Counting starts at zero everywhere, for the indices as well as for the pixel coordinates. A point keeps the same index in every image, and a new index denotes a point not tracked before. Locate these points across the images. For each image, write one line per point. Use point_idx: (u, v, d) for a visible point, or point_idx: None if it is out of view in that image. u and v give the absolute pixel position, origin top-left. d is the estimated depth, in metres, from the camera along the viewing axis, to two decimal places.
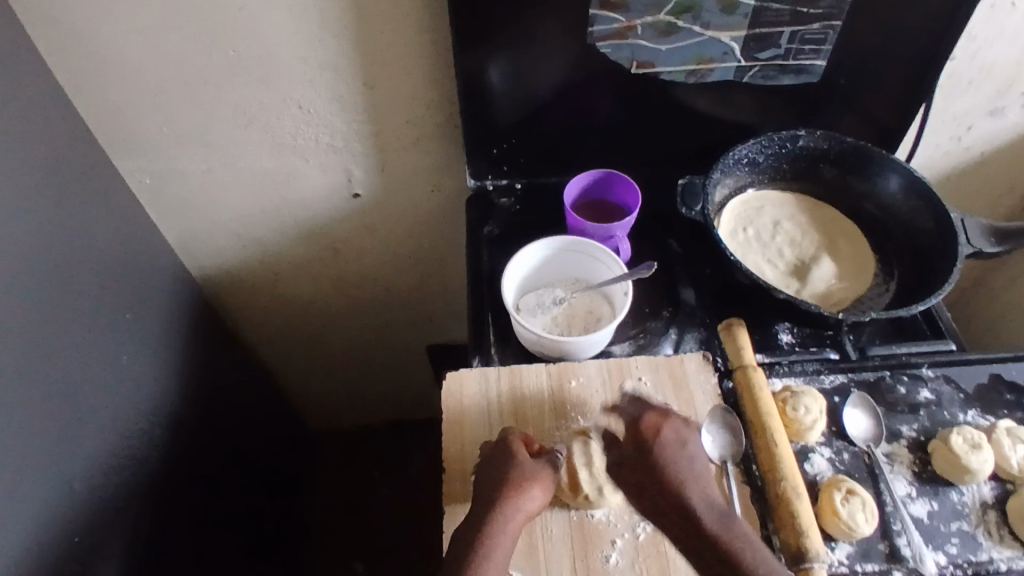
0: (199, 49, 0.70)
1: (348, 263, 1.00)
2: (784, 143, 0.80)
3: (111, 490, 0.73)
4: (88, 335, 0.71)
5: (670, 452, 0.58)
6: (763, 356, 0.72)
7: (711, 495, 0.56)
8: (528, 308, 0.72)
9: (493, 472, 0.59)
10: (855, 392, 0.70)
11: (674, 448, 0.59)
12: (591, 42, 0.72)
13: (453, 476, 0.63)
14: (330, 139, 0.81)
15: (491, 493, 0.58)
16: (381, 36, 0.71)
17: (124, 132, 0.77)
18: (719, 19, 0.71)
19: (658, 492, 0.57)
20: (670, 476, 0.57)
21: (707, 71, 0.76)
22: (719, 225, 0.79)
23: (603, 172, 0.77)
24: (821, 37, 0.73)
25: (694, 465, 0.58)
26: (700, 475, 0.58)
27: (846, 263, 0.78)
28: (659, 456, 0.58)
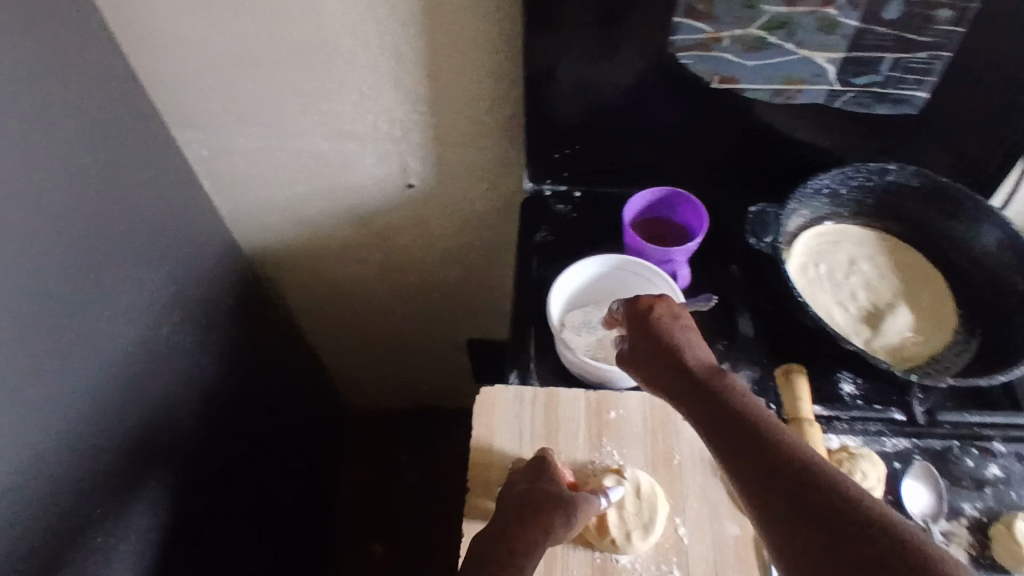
0: (263, 27, 0.68)
1: (396, 251, 0.98)
2: (871, 176, 0.73)
3: (139, 462, 0.73)
4: (130, 308, 0.71)
5: (665, 325, 0.58)
6: (822, 408, 0.66)
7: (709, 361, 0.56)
8: (573, 325, 0.68)
9: (521, 495, 0.57)
10: (918, 461, 0.64)
11: (670, 322, 0.58)
12: (671, 52, 0.67)
13: (476, 492, 0.61)
14: (388, 128, 0.79)
15: (517, 510, 0.56)
16: (450, 28, 0.68)
17: (184, 103, 0.77)
18: (815, 38, 0.65)
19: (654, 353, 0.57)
20: (666, 348, 0.56)
21: (795, 92, 0.70)
22: (790, 258, 0.73)
23: (670, 190, 0.73)
24: (927, 67, 0.66)
25: (692, 338, 0.58)
26: (696, 343, 0.57)
27: (925, 314, 0.72)
28: (657, 329, 0.58)
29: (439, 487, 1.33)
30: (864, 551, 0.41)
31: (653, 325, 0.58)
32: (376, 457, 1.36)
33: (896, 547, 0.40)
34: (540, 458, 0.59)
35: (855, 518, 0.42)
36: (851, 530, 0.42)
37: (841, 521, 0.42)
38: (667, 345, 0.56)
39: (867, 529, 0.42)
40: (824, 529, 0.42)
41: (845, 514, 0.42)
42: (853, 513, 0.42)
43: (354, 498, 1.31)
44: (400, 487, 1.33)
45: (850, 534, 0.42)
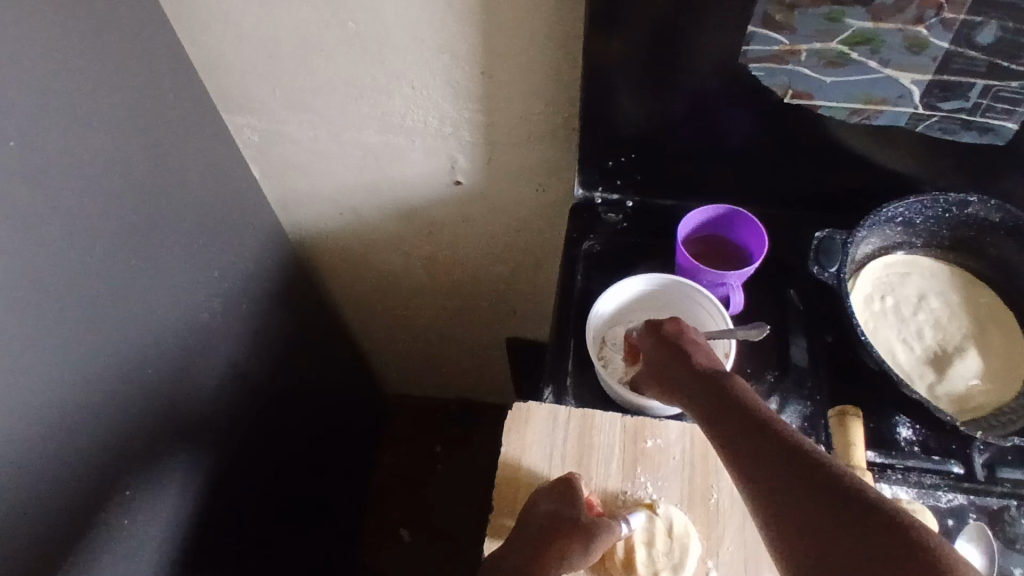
0: (318, 17, 0.66)
1: (441, 246, 0.97)
2: (950, 207, 0.68)
3: (175, 446, 0.74)
4: (173, 294, 0.71)
5: (677, 337, 0.59)
6: (876, 455, 0.62)
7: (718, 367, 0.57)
8: (614, 342, 0.67)
9: (540, 523, 0.56)
10: (972, 520, 0.59)
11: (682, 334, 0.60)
12: (742, 63, 0.63)
13: (501, 510, 0.60)
14: (439, 125, 0.77)
15: (535, 537, 0.56)
16: (508, 26, 0.65)
17: (236, 88, 0.76)
18: (902, 57, 0.60)
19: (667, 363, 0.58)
20: (679, 355, 0.58)
21: (875, 112, 0.65)
22: (853, 288, 0.69)
23: (729, 208, 0.69)
24: (1019, 96, 0.60)
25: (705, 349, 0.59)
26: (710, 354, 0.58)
27: (997, 362, 0.67)
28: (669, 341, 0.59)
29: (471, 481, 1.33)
30: (855, 529, 0.41)
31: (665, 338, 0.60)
32: (408, 445, 1.36)
33: (888, 524, 0.40)
34: (567, 484, 0.57)
35: (848, 500, 0.42)
36: (842, 509, 0.42)
37: (832, 500, 0.42)
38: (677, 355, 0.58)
39: (860, 508, 0.41)
40: (817, 509, 0.43)
41: (837, 493, 0.43)
42: (847, 493, 0.42)
43: (385, 484, 1.32)
44: (430, 477, 1.33)
45: (842, 514, 0.42)
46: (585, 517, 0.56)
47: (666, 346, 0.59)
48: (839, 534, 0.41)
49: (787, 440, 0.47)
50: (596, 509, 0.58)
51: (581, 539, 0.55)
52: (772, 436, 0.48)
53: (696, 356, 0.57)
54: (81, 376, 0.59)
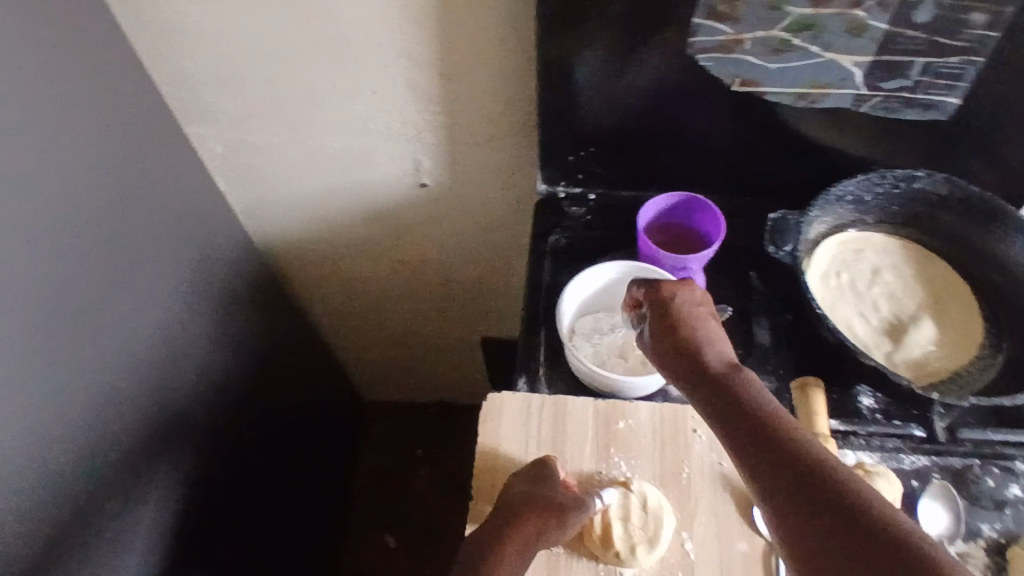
0: (276, 25, 0.67)
1: (411, 248, 0.98)
2: (897, 183, 0.71)
3: (153, 457, 0.74)
4: (145, 305, 0.71)
5: (679, 310, 0.56)
6: (839, 423, 0.64)
7: (721, 345, 0.53)
8: (583, 332, 0.68)
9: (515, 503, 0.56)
10: (935, 480, 0.62)
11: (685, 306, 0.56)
12: (692, 53, 0.65)
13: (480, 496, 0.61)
14: (402, 127, 0.78)
15: (515, 508, 0.56)
16: (464, 27, 0.67)
17: (198, 100, 0.76)
18: (842, 41, 0.63)
19: (665, 345, 0.54)
20: (678, 339, 0.54)
21: (820, 96, 0.68)
22: (810, 266, 0.71)
23: (687, 195, 0.71)
24: (959, 72, 0.63)
25: (708, 323, 0.55)
26: (714, 335, 0.54)
27: (951, 329, 0.70)
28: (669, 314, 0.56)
29: (454, 483, 1.33)
30: (856, 550, 0.39)
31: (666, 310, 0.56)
32: (389, 451, 1.36)
33: (893, 549, 0.38)
34: (543, 465, 0.58)
35: (851, 517, 0.40)
36: (844, 528, 0.39)
37: (834, 519, 0.40)
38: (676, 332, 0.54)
39: (862, 528, 0.39)
40: (816, 524, 0.40)
41: (838, 513, 0.40)
42: (849, 509, 0.40)
43: (366, 491, 1.32)
44: (412, 482, 1.33)
45: (842, 533, 0.39)
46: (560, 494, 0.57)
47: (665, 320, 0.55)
48: (839, 553, 0.39)
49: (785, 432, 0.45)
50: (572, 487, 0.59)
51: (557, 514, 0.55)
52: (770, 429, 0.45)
53: (696, 334, 0.54)
54: (56, 388, 0.59)
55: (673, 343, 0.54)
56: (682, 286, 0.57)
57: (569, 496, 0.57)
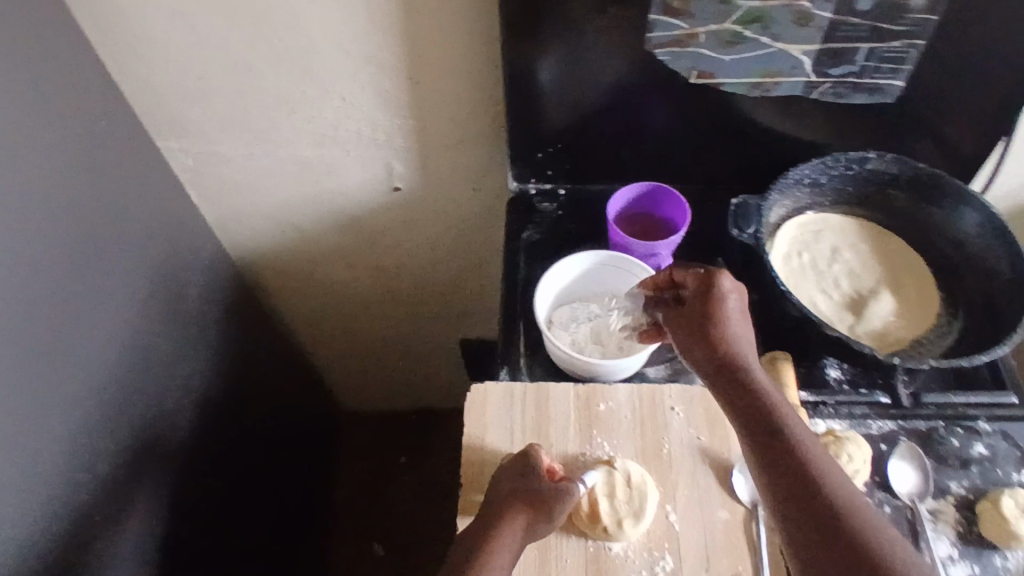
0: (243, 36, 0.69)
1: (386, 254, 0.99)
2: (850, 165, 0.75)
3: (134, 470, 0.74)
4: (121, 319, 0.71)
5: (725, 314, 0.58)
6: (808, 394, 0.67)
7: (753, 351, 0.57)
8: (560, 322, 0.70)
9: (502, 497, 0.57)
10: (903, 442, 0.65)
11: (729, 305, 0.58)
12: (650, 49, 0.68)
13: (470, 488, 0.62)
14: (372, 133, 0.80)
15: (507, 500, 0.57)
16: (429, 32, 0.69)
17: (168, 113, 0.77)
18: (790, 31, 0.66)
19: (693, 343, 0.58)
20: (705, 339, 0.57)
21: (773, 85, 0.71)
22: (773, 248, 0.74)
23: (652, 185, 0.74)
24: (902, 55, 0.67)
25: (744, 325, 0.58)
26: (741, 336, 0.58)
27: (909, 301, 0.73)
28: (712, 313, 0.58)
29: (439, 487, 1.33)
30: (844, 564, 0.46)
31: (711, 308, 0.58)
32: (372, 460, 1.36)
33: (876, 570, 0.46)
34: (528, 456, 0.59)
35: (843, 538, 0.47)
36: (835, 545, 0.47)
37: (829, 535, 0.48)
38: (719, 335, 0.57)
39: (851, 548, 0.47)
40: (814, 536, 0.48)
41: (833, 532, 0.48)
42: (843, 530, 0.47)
43: (351, 501, 1.32)
44: (397, 489, 1.33)
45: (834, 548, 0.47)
46: (543, 486, 0.57)
47: (708, 318, 0.58)
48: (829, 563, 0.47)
49: (802, 453, 0.51)
50: (557, 475, 0.60)
51: (541, 508, 0.56)
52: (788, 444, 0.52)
53: (734, 336, 0.57)
54: (35, 399, 0.59)
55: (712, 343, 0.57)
56: (728, 283, 0.59)
57: (554, 488, 0.57)
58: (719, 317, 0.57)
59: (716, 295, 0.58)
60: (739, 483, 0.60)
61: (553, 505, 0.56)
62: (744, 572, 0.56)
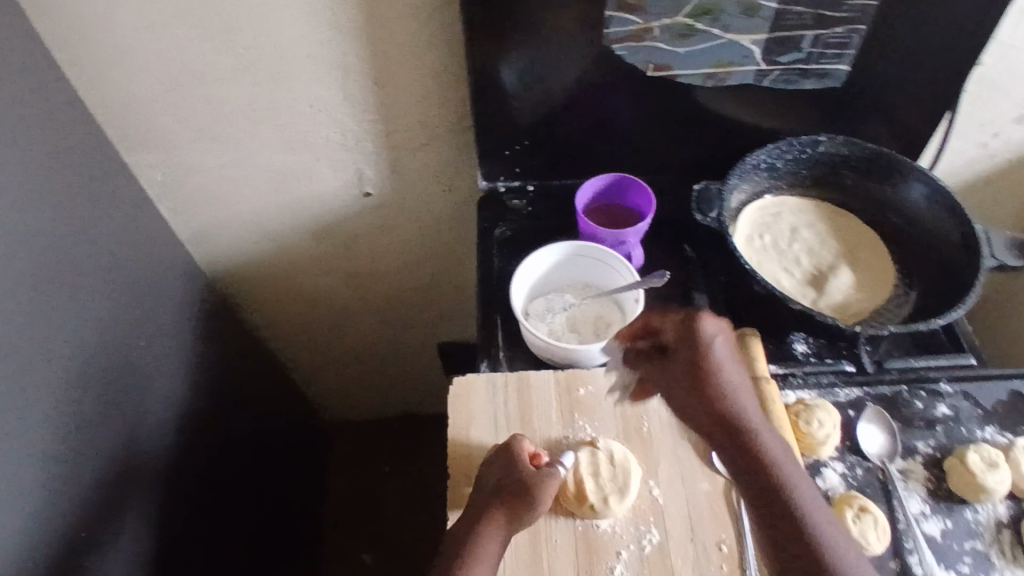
0: (210, 47, 0.70)
1: (361, 260, 1.00)
2: (804, 148, 0.78)
3: (117, 486, 0.74)
4: (98, 334, 0.71)
5: (715, 362, 0.50)
6: (777, 367, 0.70)
7: (751, 396, 0.50)
8: (537, 314, 0.72)
9: (491, 489, 0.58)
10: (870, 406, 0.68)
11: (719, 351, 0.50)
12: (608, 44, 0.71)
13: (458, 480, 0.63)
14: (342, 139, 0.81)
15: (491, 498, 0.58)
16: (394, 37, 0.70)
17: (136, 128, 0.78)
18: (740, 22, 0.69)
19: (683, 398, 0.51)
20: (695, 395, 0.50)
21: (726, 75, 0.74)
22: (736, 231, 0.77)
23: (618, 176, 0.76)
24: (845, 40, 0.71)
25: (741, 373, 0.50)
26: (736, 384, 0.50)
27: (866, 274, 0.77)
28: (702, 362, 0.50)
29: (424, 492, 1.34)
30: None
31: (699, 356, 0.50)
32: (355, 469, 1.36)
33: None
34: (510, 445, 0.61)
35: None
36: None
37: None
38: (713, 388, 0.49)
39: None
40: None
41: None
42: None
43: (337, 512, 1.31)
44: (382, 496, 1.33)
45: None
46: (528, 475, 0.58)
47: (698, 369, 0.50)
48: None
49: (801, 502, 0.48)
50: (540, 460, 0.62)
51: (528, 496, 0.57)
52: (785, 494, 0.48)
53: (731, 385, 0.50)
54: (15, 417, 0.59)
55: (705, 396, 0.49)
56: (714, 324, 0.51)
57: (539, 474, 0.59)
58: (710, 367, 0.49)
59: (704, 341, 0.50)
60: None
61: (539, 491, 0.58)
62: (728, 538, 0.59)
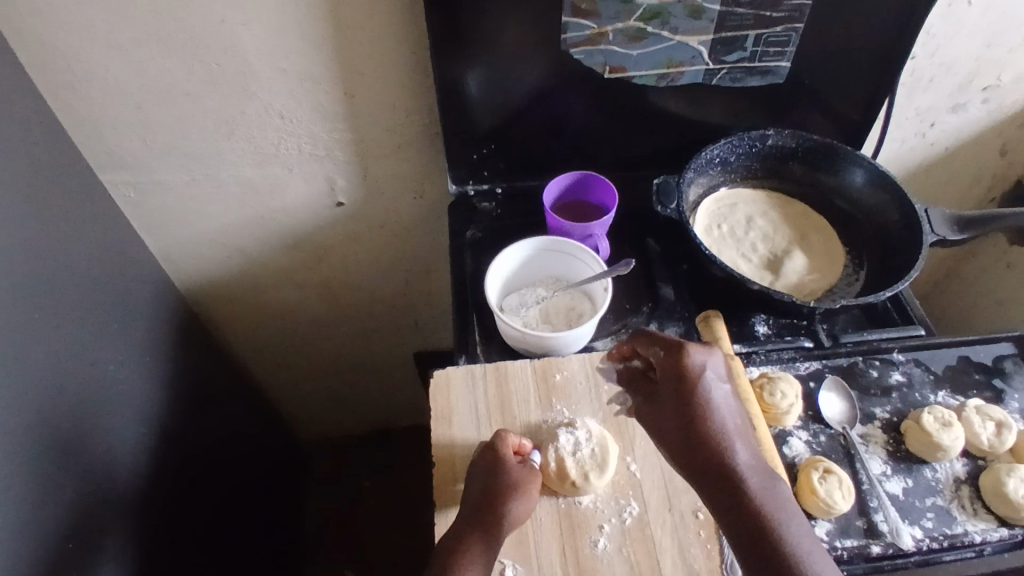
0: (181, 63, 0.72)
1: (334, 271, 1.02)
2: (754, 143, 0.83)
3: (92, 503, 0.73)
4: (72, 349, 0.72)
5: (702, 385, 0.57)
6: (740, 346, 0.74)
7: (733, 414, 0.57)
8: (511, 308, 0.75)
9: (482, 485, 0.61)
10: (829, 376, 0.72)
11: (708, 377, 0.58)
12: (565, 49, 0.74)
13: (446, 480, 0.64)
14: (312, 149, 0.83)
15: (483, 500, 0.60)
16: (360, 48, 0.73)
17: (108, 145, 0.79)
18: (687, 24, 0.74)
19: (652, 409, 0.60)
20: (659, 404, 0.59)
21: (677, 74, 0.79)
22: (695, 222, 0.81)
23: (581, 173, 0.80)
24: (785, 38, 0.76)
25: (727, 397, 0.57)
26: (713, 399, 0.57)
27: (818, 256, 0.82)
28: (689, 384, 0.57)
29: (406, 506, 1.34)
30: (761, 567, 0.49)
31: (687, 378, 0.58)
32: (337, 486, 1.36)
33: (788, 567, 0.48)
34: (496, 440, 0.63)
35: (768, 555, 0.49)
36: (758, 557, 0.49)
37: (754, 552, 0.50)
38: (698, 406, 0.56)
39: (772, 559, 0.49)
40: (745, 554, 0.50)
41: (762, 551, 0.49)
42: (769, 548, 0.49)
43: (319, 531, 1.31)
44: (363, 512, 1.33)
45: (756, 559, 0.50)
46: (516, 469, 0.61)
47: (685, 389, 0.57)
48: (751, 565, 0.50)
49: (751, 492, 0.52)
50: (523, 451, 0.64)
51: (517, 489, 0.60)
52: (758, 517, 0.51)
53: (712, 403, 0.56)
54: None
55: (686, 411, 0.57)
56: (705, 354, 0.59)
57: (523, 467, 0.62)
58: (697, 389, 0.57)
59: (693, 368, 0.58)
60: None
61: (526, 484, 0.61)
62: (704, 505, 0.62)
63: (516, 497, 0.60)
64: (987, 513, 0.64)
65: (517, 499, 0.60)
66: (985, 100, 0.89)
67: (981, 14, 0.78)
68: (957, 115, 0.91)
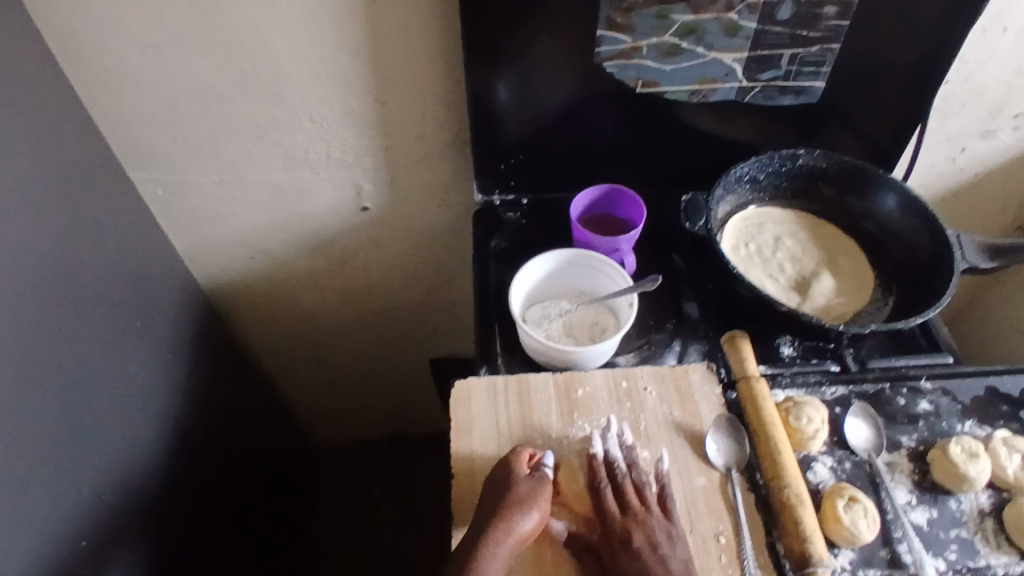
0: (215, 65, 0.72)
1: (356, 275, 1.02)
2: (784, 161, 0.82)
3: (111, 498, 0.74)
4: (97, 346, 0.72)
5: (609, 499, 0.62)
6: (766, 367, 0.74)
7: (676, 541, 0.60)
8: (533, 319, 0.74)
9: (493, 499, 0.60)
10: (855, 402, 0.71)
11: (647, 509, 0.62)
12: (598, 62, 0.74)
13: (464, 494, 0.64)
14: (341, 154, 0.83)
15: (488, 517, 0.59)
16: (394, 55, 0.73)
17: (139, 144, 0.79)
18: (722, 41, 0.73)
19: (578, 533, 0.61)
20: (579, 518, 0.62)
21: (709, 91, 0.78)
22: (722, 240, 0.81)
23: (609, 188, 0.80)
24: (820, 59, 0.75)
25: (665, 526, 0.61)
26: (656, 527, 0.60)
27: (846, 279, 0.81)
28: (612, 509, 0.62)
29: (416, 512, 1.33)
30: None
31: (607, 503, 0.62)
32: (347, 490, 1.36)
33: None
34: (510, 454, 0.63)
35: None
36: None
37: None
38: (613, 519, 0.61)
39: None
40: None
41: None
42: None
43: (328, 534, 1.30)
44: (373, 516, 1.33)
45: None
46: (525, 481, 0.61)
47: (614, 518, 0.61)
48: None
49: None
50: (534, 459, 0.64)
51: (527, 502, 0.59)
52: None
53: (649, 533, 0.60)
54: (8, 421, 0.59)
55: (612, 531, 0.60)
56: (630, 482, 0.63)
57: (531, 481, 0.61)
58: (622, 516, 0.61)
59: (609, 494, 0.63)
60: (712, 450, 0.66)
61: (536, 496, 0.60)
62: (726, 530, 0.61)
63: (526, 510, 0.59)
64: (1011, 546, 0.63)
65: (528, 512, 0.59)
66: (1016, 127, 0.88)
67: (1016, 42, 0.77)
68: (988, 142, 0.90)
